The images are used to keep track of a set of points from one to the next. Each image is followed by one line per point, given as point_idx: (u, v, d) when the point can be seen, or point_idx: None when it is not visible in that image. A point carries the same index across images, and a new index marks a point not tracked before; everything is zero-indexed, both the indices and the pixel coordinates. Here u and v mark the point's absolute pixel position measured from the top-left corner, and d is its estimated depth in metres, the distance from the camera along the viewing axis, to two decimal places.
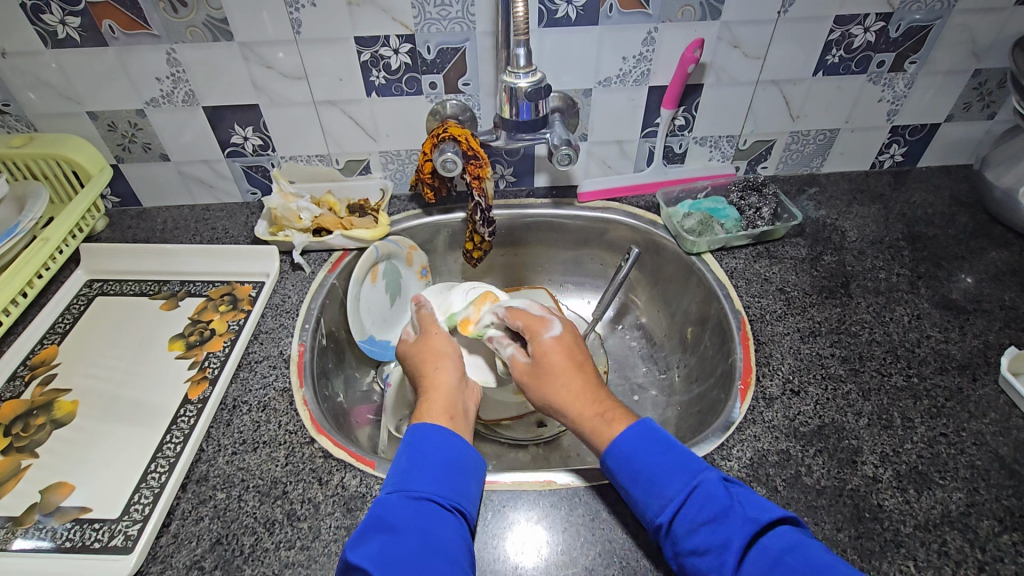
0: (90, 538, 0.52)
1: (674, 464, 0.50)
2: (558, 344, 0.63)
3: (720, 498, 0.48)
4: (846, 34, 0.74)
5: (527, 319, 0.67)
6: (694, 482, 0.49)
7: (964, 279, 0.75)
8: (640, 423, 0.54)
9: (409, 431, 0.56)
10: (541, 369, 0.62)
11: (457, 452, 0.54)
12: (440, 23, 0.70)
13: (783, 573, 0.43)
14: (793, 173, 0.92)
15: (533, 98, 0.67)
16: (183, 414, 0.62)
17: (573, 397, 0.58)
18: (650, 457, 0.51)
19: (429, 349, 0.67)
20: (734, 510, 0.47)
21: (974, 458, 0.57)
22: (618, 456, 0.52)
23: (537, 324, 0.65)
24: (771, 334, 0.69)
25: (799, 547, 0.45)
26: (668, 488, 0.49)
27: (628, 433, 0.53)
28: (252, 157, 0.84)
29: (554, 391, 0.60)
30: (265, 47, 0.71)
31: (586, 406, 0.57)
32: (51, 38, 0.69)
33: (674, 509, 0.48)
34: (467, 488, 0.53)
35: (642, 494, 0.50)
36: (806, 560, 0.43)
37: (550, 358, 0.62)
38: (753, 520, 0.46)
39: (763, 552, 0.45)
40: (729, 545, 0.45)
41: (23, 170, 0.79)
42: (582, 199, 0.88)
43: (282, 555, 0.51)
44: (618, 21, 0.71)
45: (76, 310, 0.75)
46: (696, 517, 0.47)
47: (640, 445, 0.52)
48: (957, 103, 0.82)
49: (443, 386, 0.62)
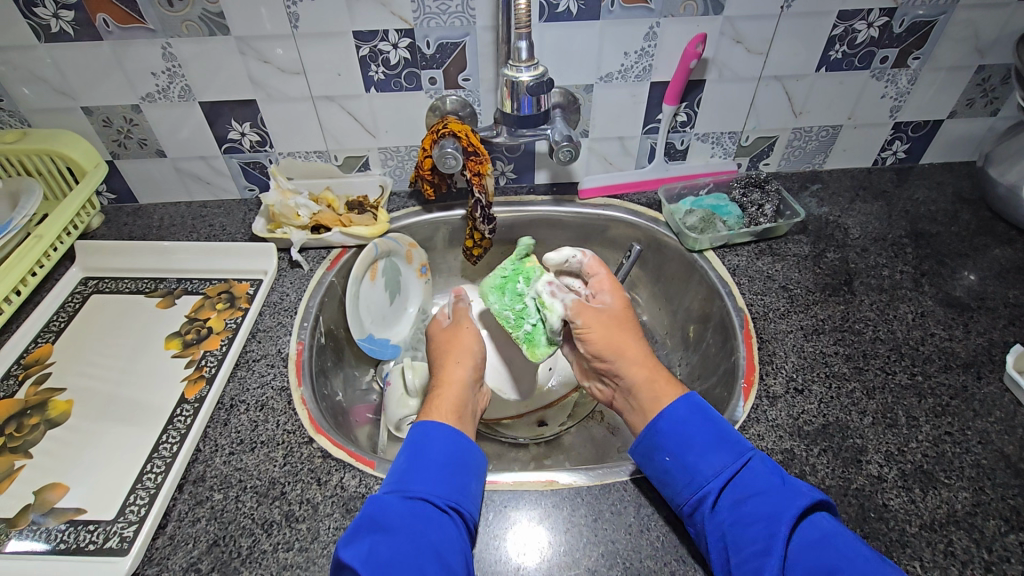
0: (85, 539, 0.51)
1: (724, 440, 0.53)
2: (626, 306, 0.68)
3: (770, 475, 0.50)
4: (849, 29, 0.73)
5: (606, 275, 0.69)
6: (744, 458, 0.51)
7: (967, 277, 0.75)
8: (687, 397, 0.57)
9: (415, 429, 0.56)
10: (620, 325, 0.65)
11: (458, 452, 0.54)
12: (440, 18, 0.69)
13: (832, 550, 0.44)
14: (795, 170, 0.91)
15: (534, 93, 0.66)
16: (179, 414, 0.61)
17: (644, 360, 0.63)
18: (701, 430, 0.54)
19: (453, 344, 0.67)
20: (785, 487, 0.49)
21: (980, 457, 0.56)
22: (671, 424, 0.55)
23: (614, 285, 0.69)
24: (775, 332, 0.69)
25: (845, 531, 0.46)
26: (721, 458, 0.52)
27: (679, 406, 0.56)
28: (249, 153, 0.83)
29: (624, 346, 0.64)
30: (262, 42, 0.70)
31: (652, 368, 0.62)
32: (44, 32, 0.68)
33: (725, 477, 0.50)
34: (466, 487, 0.52)
35: (692, 460, 0.52)
36: (851, 544, 0.45)
37: (624, 321, 0.66)
38: (803, 496, 0.48)
39: (812, 530, 0.46)
40: (779, 515, 0.47)
41: (16, 166, 0.78)
42: (582, 196, 0.88)
43: (280, 557, 0.50)
44: (620, 16, 0.70)
45: (71, 308, 0.74)
46: (747, 489, 0.49)
47: (694, 417, 0.55)
48: (960, 100, 0.82)
49: (457, 384, 0.62)
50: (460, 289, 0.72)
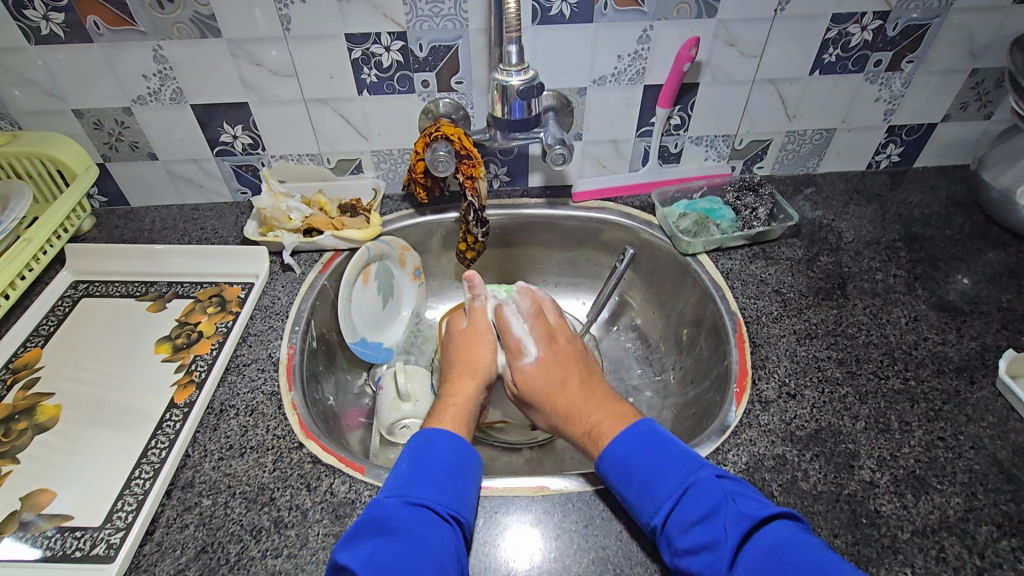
0: (71, 547, 0.51)
1: (669, 463, 0.51)
2: (536, 370, 0.65)
3: (714, 496, 0.48)
4: (843, 32, 0.73)
5: (509, 336, 0.67)
6: (689, 481, 0.50)
7: (960, 280, 0.75)
8: (639, 424, 0.56)
9: (418, 434, 0.56)
10: (532, 389, 0.64)
11: (460, 458, 0.54)
12: (433, 21, 0.69)
13: (778, 567, 0.44)
14: (789, 173, 0.91)
15: (524, 97, 0.66)
16: (169, 418, 0.61)
17: (568, 417, 0.61)
18: (642, 459, 0.52)
19: (469, 354, 0.67)
20: (727, 507, 0.47)
21: (972, 462, 0.56)
22: (613, 461, 0.53)
23: (514, 350, 0.66)
24: (767, 336, 0.69)
25: (796, 543, 0.45)
26: (661, 491, 0.50)
27: (620, 439, 0.55)
28: (242, 156, 0.83)
29: (545, 405, 0.63)
30: (254, 45, 0.70)
31: (582, 419, 0.60)
32: (34, 34, 0.68)
33: (668, 509, 0.49)
34: (465, 494, 0.52)
35: (635, 497, 0.51)
36: (801, 555, 0.44)
37: (534, 383, 0.64)
38: (746, 514, 0.47)
39: (757, 547, 0.45)
40: (720, 543, 0.46)
41: (7, 169, 0.77)
42: (576, 199, 0.87)
43: (268, 563, 0.50)
44: (613, 19, 0.70)
45: (61, 312, 0.74)
46: (692, 514, 0.48)
47: (634, 448, 0.53)
48: (954, 103, 0.82)
49: (465, 398, 0.63)
50: (472, 275, 0.70)
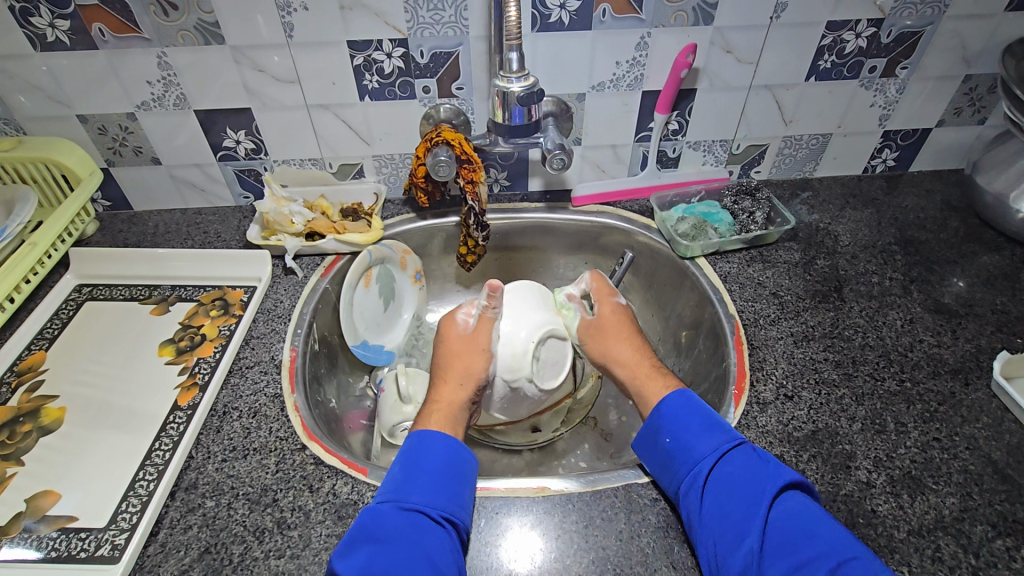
0: (77, 547, 0.52)
1: (713, 427, 0.56)
2: (619, 312, 0.71)
3: (753, 458, 0.53)
4: (838, 39, 0.74)
5: (601, 284, 0.73)
6: (734, 443, 0.55)
7: (956, 283, 0.75)
8: (682, 391, 0.61)
9: (410, 437, 0.57)
10: (609, 334, 0.69)
11: (453, 459, 0.55)
12: (433, 28, 0.70)
13: (803, 531, 0.48)
14: (786, 177, 0.92)
15: (524, 103, 0.67)
16: (172, 421, 0.62)
17: (631, 358, 0.67)
18: (691, 417, 0.58)
19: (456, 359, 0.65)
20: (767, 469, 0.52)
21: (967, 462, 0.57)
22: (665, 414, 0.58)
23: (606, 292, 0.72)
24: (765, 338, 0.69)
25: (814, 510, 0.49)
26: (710, 441, 0.55)
27: (674, 397, 0.60)
28: (244, 161, 0.83)
29: (611, 347, 0.69)
30: (257, 51, 0.71)
31: (644, 364, 0.66)
32: (40, 41, 0.69)
33: (715, 458, 0.54)
34: (459, 495, 0.53)
35: (683, 445, 0.56)
36: (823, 521, 0.48)
37: (615, 323, 0.70)
38: (783, 476, 0.51)
39: (789, 507, 0.50)
40: (759, 494, 0.50)
41: (11, 173, 0.78)
42: (575, 203, 0.88)
43: (271, 564, 0.51)
44: (611, 26, 0.71)
45: (65, 315, 0.74)
46: (733, 471, 0.53)
47: (685, 406, 0.59)
48: (948, 108, 0.83)
49: (453, 404, 0.62)
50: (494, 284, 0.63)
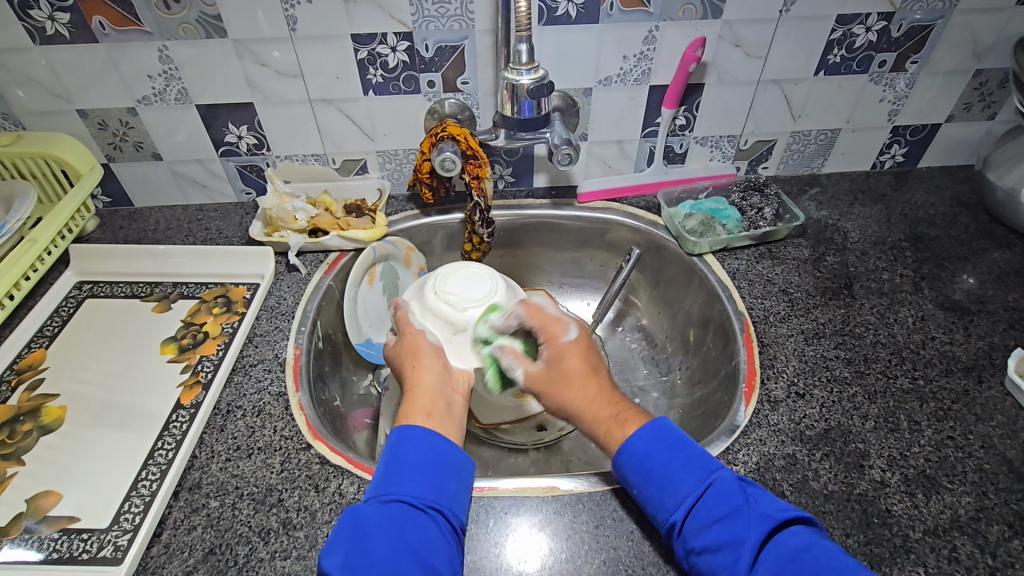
0: (78, 549, 0.51)
1: (685, 464, 0.50)
2: (575, 348, 0.61)
3: (734, 495, 0.48)
4: (848, 33, 0.73)
5: (543, 318, 0.63)
6: (708, 480, 0.49)
7: (966, 280, 0.75)
8: (658, 421, 0.54)
9: (391, 432, 0.53)
10: (550, 380, 0.59)
11: (435, 452, 0.51)
12: (439, 21, 0.69)
13: (801, 571, 0.43)
14: (794, 173, 0.91)
15: (534, 96, 0.66)
16: (175, 420, 0.61)
17: (583, 401, 0.57)
18: (663, 453, 0.51)
19: (409, 345, 0.63)
20: (748, 508, 0.47)
21: (982, 461, 0.56)
22: (631, 457, 0.52)
23: (555, 327, 0.63)
24: (775, 336, 0.68)
25: (813, 546, 0.44)
26: (683, 485, 0.49)
27: (637, 437, 0.53)
28: (247, 156, 0.82)
29: (563, 392, 0.58)
30: (260, 45, 0.70)
31: (602, 408, 0.56)
32: (39, 35, 0.68)
33: (687, 506, 0.48)
34: (445, 487, 0.50)
35: (655, 492, 0.50)
36: (820, 559, 0.43)
37: (564, 368, 0.59)
38: (766, 517, 0.46)
39: (779, 549, 0.45)
40: (742, 541, 0.45)
41: (11, 169, 0.77)
42: (582, 199, 0.87)
43: (277, 565, 0.50)
44: (619, 19, 0.70)
45: (65, 312, 0.73)
46: (712, 514, 0.47)
47: (654, 445, 0.52)
48: (958, 104, 0.82)
49: (423, 385, 0.58)
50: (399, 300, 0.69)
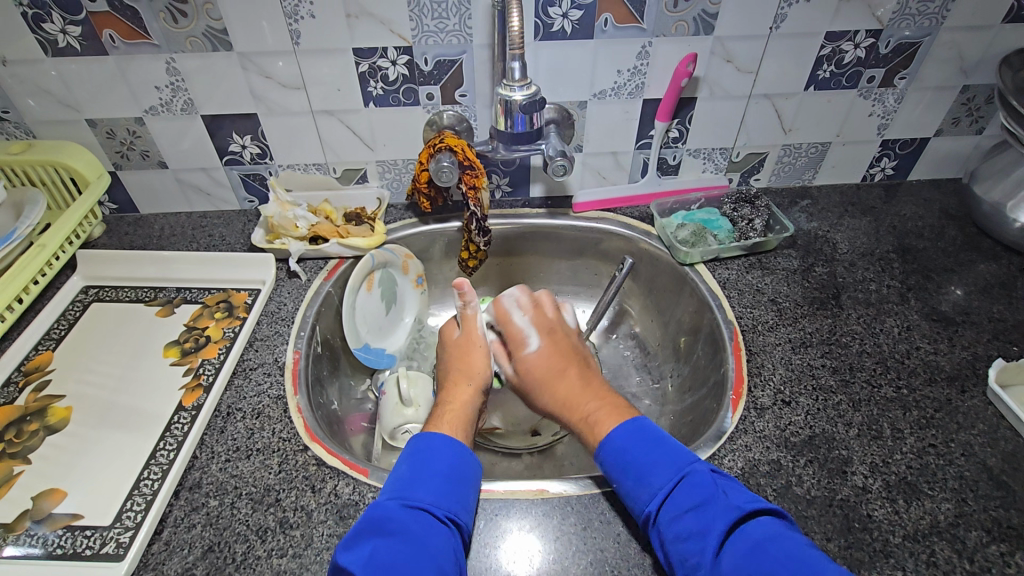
0: (81, 545, 0.52)
1: (662, 457, 0.53)
2: (537, 358, 0.68)
3: (705, 486, 0.50)
4: (837, 49, 0.75)
5: (511, 328, 0.71)
6: (682, 472, 0.51)
7: (953, 291, 0.76)
8: (634, 421, 0.57)
9: (417, 438, 0.57)
10: (531, 378, 0.67)
11: (459, 463, 0.55)
12: (438, 36, 0.71)
13: (763, 558, 0.44)
14: (786, 185, 0.93)
15: (528, 111, 0.68)
16: (176, 421, 0.62)
17: (569, 399, 0.63)
18: (641, 448, 0.54)
19: (462, 358, 0.68)
20: (717, 499, 0.49)
21: (963, 469, 0.57)
22: (611, 451, 0.55)
23: (517, 339, 0.70)
24: (763, 344, 0.70)
25: (780, 537, 0.46)
26: (656, 478, 0.51)
27: (620, 430, 0.56)
28: (250, 165, 0.85)
29: (541, 392, 0.66)
30: (264, 57, 0.72)
31: (582, 407, 0.61)
32: (51, 47, 0.70)
33: (661, 497, 0.50)
34: (464, 498, 0.53)
35: (631, 484, 0.52)
36: (785, 549, 0.44)
37: (534, 373, 0.67)
38: (733, 509, 0.48)
39: (744, 539, 0.46)
40: (710, 530, 0.47)
41: (21, 177, 0.79)
42: (576, 209, 0.89)
43: (274, 563, 0.51)
44: (613, 35, 0.72)
45: (72, 316, 0.75)
46: (683, 505, 0.49)
47: (631, 439, 0.55)
48: (947, 118, 0.84)
49: (463, 404, 0.64)
50: (461, 281, 0.67)
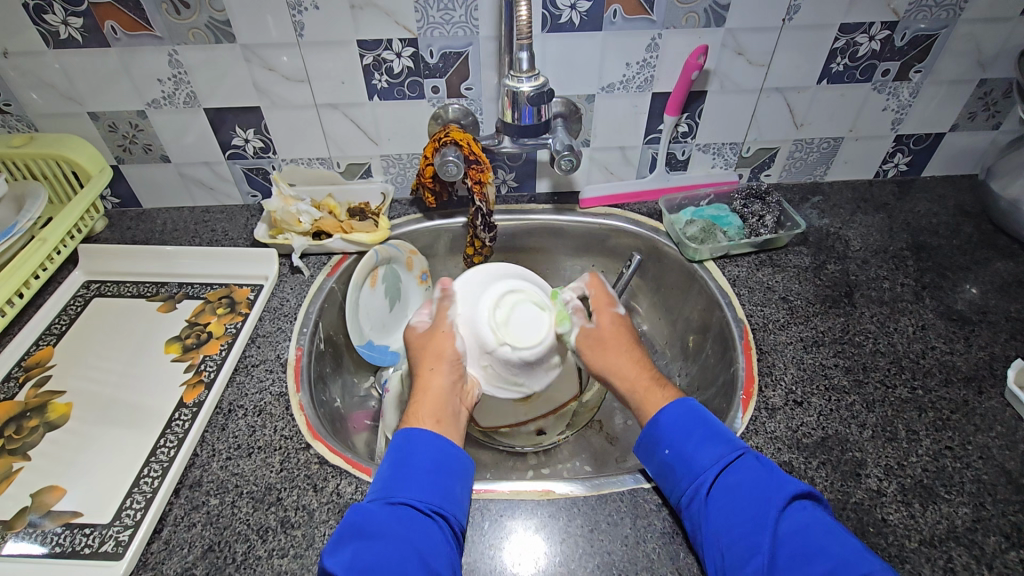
0: (81, 543, 0.51)
1: (717, 433, 0.54)
2: (620, 321, 0.68)
3: (760, 468, 0.51)
4: (851, 42, 0.74)
5: (600, 292, 0.71)
6: (736, 451, 0.52)
7: (969, 290, 0.74)
8: (685, 402, 0.57)
9: (397, 435, 0.55)
10: (606, 336, 0.65)
11: (442, 456, 0.53)
12: (444, 28, 0.70)
13: (818, 537, 0.45)
14: (796, 182, 0.91)
15: (535, 103, 0.67)
16: (177, 418, 0.61)
17: (632, 365, 0.63)
18: (696, 424, 0.55)
19: (429, 347, 0.63)
20: (771, 478, 0.50)
21: (981, 472, 0.56)
22: (667, 422, 0.55)
23: (604, 300, 0.70)
24: (775, 343, 0.69)
25: (830, 522, 0.47)
26: (714, 451, 0.52)
27: (674, 407, 0.56)
28: (253, 159, 0.84)
29: (613, 351, 0.64)
30: (267, 50, 0.71)
31: (642, 372, 0.62)
32: (52, 39, 0.69)
33: (718, 469, 0.51)
34: (452, 491, 0.51)
35: (687, 454, 0.53)
36: (836, 533, 0.46)
37: (609, 332, 0.66)
38: (788, 488, 0.49)
39: (799, 519, 0.47)
40: (768, 502, 0.48)
41: (22, 170, 0.78)
42: (583, 205, 0.88)
43: (275, 563, 0.50)
44: (622, 27, 0.71)
45: (72, 311, 0.74)
46: (740, 479, 0.50)
47: (688, 413, 0.56)
48: (962, 113, 0.82)
49: (433, 388, 0.59)
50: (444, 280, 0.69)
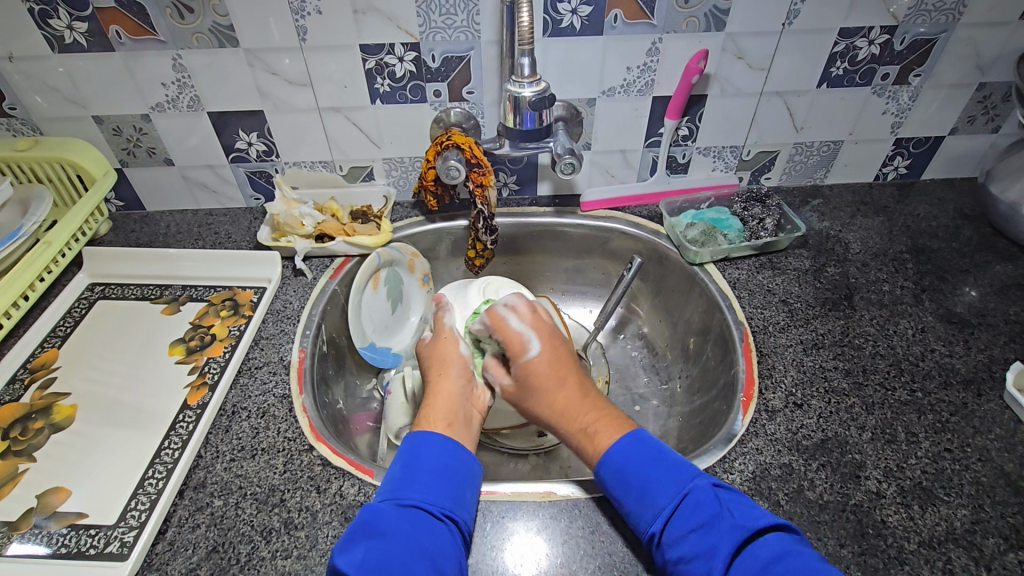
0: (86, 544, 0.52)
1: (664, 473, 0.51)
2: (540, 362, 0.62)
3: (710, 505, 0.48)
4: (851, 46, 0.74)
5: (508, 333, 0.64)
6: (684, 491, 0.49)
7: (968, 293, 0.75)
8: (631, 434, 0.55)
9: (407, 438, 0.56)
10: (531, 386, 0.61)
11: (452, 459, 0.54)
12: (446, 32, 0.71)
13: None
14: (796, 185, 0.92)
15: (536, 108, 0.67)
16: (181, 420, 0.62)
17: (563, 413, 0.59)
18: (641, 465, 0.52)
19: (437, 354, 0.65)
20: (723, 518, 0.47)
21: (980, 475, 0.56)
22: (610, 468, 0.53)
23: (515, 342, 0.63)
24: (775, 345, 0.69)
25: (789, 555, 0.44)
26: (659, 497, 0.50)
27: (616, 448, 0.54)
28: (256, 163, 0.84)
29: (540, 401, 0.61)
30: (270, 54, 0.72)
31: (575, 417, 0.58)
32: (57, 43, 0.70)
33: (665, 516, 0.49)
34: (461, 494, 0.52)
35: (634, 502, 0.51)
36: (797, 570, 0.43)
37: (535, 380, 0.61)
38: (738, 529, 0.46)
39: (753, 561, 0.45)
40: (716, 549, 0.45)
41: (27, 173, 0.79)
42: (584, 208, 0.88)
43: (278, 564, 0.51)
44: (623, 31, 0.71)
45: (77, 314, 0.75)
46: (688, 524, 0.48)
47: (633, 454, 0.53)
48: (962, 116, 0.82)
49: (445, 392, 0.60)
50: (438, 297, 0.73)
